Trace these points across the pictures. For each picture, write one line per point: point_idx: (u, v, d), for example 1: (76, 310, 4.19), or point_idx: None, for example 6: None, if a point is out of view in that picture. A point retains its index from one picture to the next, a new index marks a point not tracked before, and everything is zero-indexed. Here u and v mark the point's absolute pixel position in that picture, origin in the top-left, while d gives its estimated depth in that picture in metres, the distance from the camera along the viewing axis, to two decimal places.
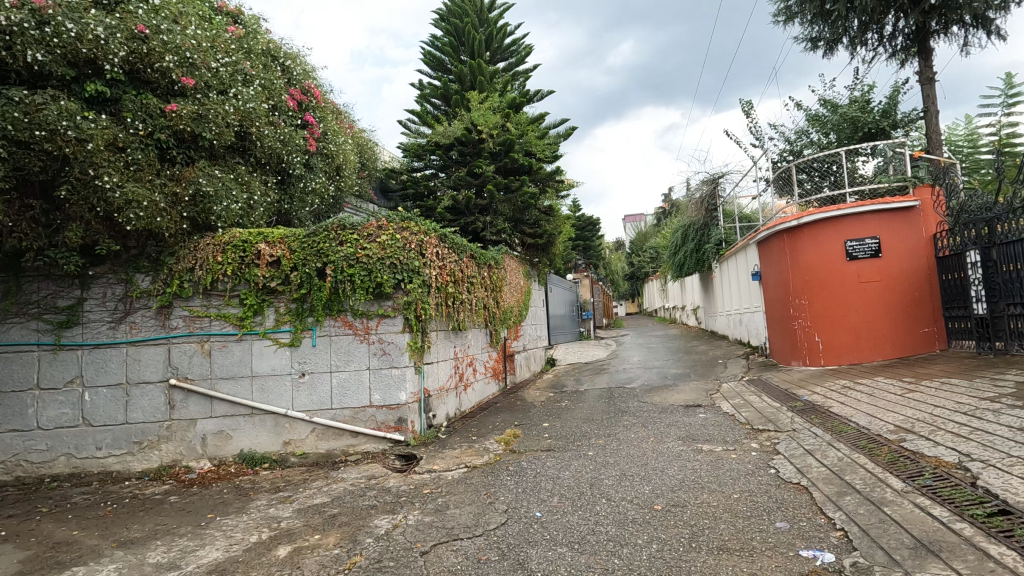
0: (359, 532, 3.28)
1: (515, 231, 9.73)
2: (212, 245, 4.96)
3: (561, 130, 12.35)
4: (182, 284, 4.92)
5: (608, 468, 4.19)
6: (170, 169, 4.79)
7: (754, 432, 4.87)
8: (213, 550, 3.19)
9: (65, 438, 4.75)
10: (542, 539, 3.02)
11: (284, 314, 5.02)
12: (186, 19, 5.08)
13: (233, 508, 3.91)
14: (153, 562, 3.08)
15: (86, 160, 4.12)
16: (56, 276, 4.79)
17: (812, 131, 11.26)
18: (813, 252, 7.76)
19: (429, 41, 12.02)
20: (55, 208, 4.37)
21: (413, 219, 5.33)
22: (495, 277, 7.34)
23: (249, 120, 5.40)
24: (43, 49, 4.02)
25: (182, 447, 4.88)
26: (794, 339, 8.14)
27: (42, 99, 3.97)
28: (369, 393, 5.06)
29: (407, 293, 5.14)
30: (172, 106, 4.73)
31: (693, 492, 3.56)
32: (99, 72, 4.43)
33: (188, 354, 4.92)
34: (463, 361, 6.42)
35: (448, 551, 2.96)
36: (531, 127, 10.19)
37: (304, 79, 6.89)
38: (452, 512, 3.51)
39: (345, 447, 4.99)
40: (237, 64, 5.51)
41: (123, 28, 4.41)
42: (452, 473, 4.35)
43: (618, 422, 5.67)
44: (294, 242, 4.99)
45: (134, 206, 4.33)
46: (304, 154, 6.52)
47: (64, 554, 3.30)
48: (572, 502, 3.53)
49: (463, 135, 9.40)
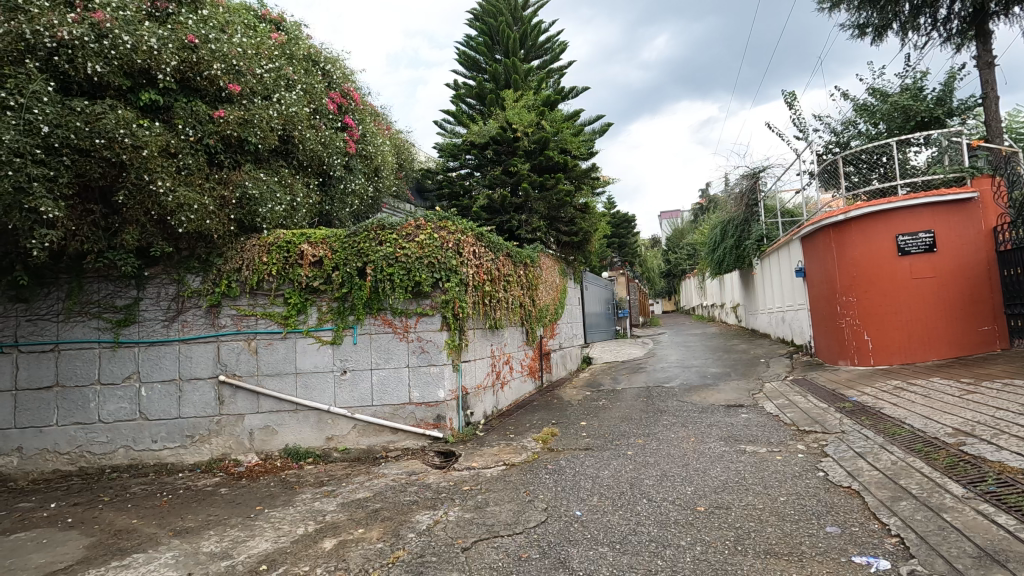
0: (401, 527, 3.34)
1: (550, 229, 9.70)
2: (258, 245, 5.11)
3: (597, 127, 12.23)
4: (229, 284, 5.09)
5: (648, 468, 4.13)
6: (218, 173, 4.97)
7: (801, 434, 4.72)
8: (262, 541, 3.30)
9: (124, 431, 4.99)
10: (582, 538, 3.00)
11: (326, 313, 5.14)
12: (232, 27, 5.27)
13: (280, 501, 4.03)
14: (207, 551, 3.20)
15: (142, 166, 4.31)
16: (114, 277, 5.04)
17: (860, 122, 10.82)
18: (862, 247, 7.45)
19: (464, 41, 12.07)
20: (113, 212, 4.59)
21: (450, 218, 5.38)
22: (531, 275, 7.33)
23: (292, 124, 5.55)
24: (102, 62, 4.25)
25: (231, 441, 5.07)
26: (841, 338, 7.86)
27: (101, 109, 4.18)
28: (409, 390, 5.15)
29: (445, 292, 5.20)
30: (219, 112, 4.89)
31: (737, 494, 3.48)
32: (152, 82, 4.63)
33: (236, 352, 5.10)
34: (500, 359, 6.45)
35: (489, 548, 2.98)
36: (566, 124, 10.14)
37: (343, 82, 7.00)
38: (492, 509, 3.52)
39: (386, 443, 5.09)
40: (280, 69, 5.67)
41: (175, 38, 4.60)
42: (491, 470, 4.38)
43: (658, 421, 5.59)
44: (335, 242, 5.11)
45: (186, 209, 4.53)
46: (344, 156, 6.63)
47: (125, 541, 3.47)
48: (612, 502, 3.50)
49: (498, 133, 9.43)
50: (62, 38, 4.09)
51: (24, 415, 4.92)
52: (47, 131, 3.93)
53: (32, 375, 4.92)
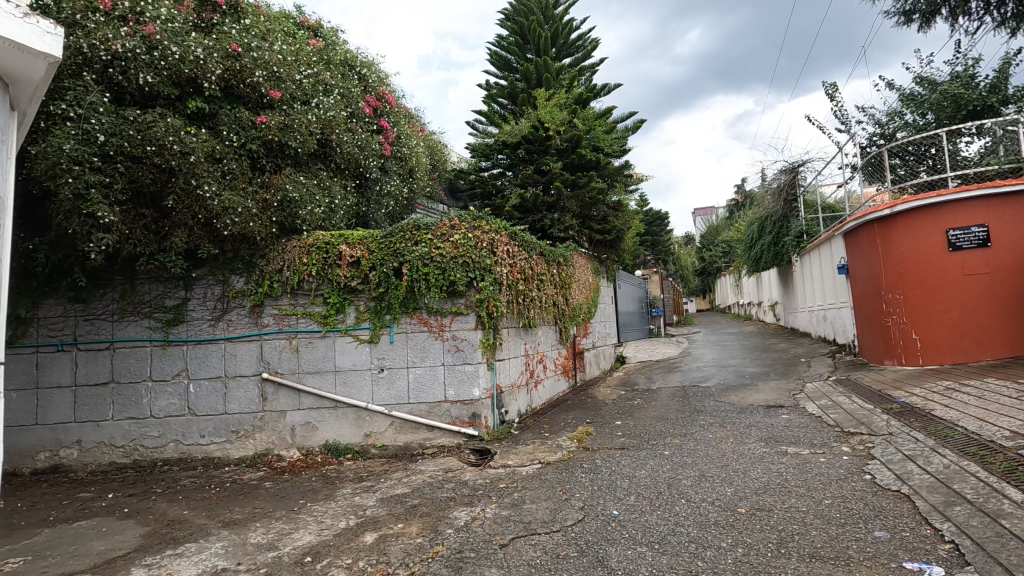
0: (439, 523, 3.38)
1: (583, 228, 9.67)
2: (298, 247, 5.26)
3: (629, 124, 12.08)
4: (272, 284, 5.24)
5: (686, 468, 4.08)
6: (261, 177, 5.13)
7: (845, 435, 4.59)
8: (306, 533, 3.39)
9: (174, 426, 5.21)
10: (621, 537, 2.99)
11: (364, 312, 5.25)
12: (273, 35, 5.43)
13: (322, 495, 4.14)
14: (254, 542, 3.31)
15: (189, 171, 4.49)
16: (164, 278, 5.26)
17: (906, 112, 10.41)
18: (909, 242, 7.18)
19: (495, 41, 12.10)
20: (163, 216, 4.79)
21: (484, 218, 5.42)
22: (564, 274, 7.32)
23: (330, 127, 5.65)
24: (152, 72, 4.47)
25: (274, 437, 5.22)
26: (887, 337, 7.59)
27: (152, 118, 4.38)
28: (444, 388, 5.21)
29: (479, 291, 5.24)
30: (262, 118, 5.05)
31: (779, 495, 3.40)
32: (199, 90, 4.82)
33: (278, 350, 5.26)
34: (534, 358, 6.47)
35: (527, 545, 3.00)
36: (598, 122, 10.08)
37: (379, 86, 7.11)
38: (529, 507, 3.54)
39: (422, 440, 5.17)
40: (318, 74, 5.80)
41: (219, 48, 4.78)
42: (527, 469, 4.39)
43: (695, 421, 5.50)
44: (372, 243, 5.22)
45: (230, 213, 4.68)
46: (380, 158, 6.72)
47: (178, 531, 3.62)
48: (650, 502, 3.47)
49: (530, 133, 9.44)
50: (116, 50, 4.34)
51: (83, 410, 5.18)
52: (103, 139, 4.17)
53: (89, 372, 5.18)
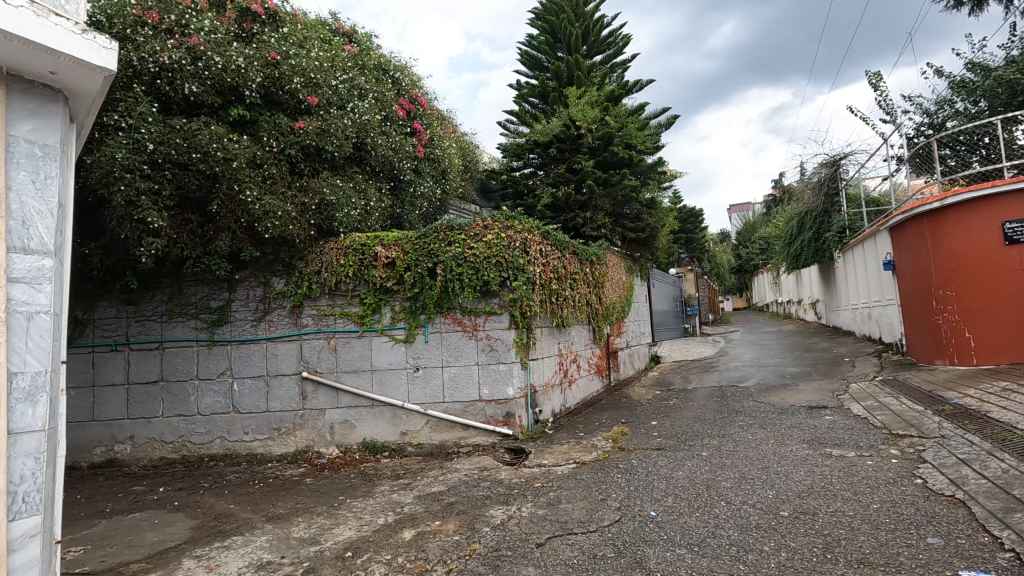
0: (476, 521, 3.41)
1: (615, 226, 9.55)
2: (336, 249, 5.37)
3: (663, 120, 11.89)
4: (310, 285, 5.37)
5: (726, 470, 4.00)
6: (299, 181, 5.26)
7: (894, 437, 4.42)
8: (347, 529, 3.47)
9: (219, 423, 5.39)
10: (659, 539, 2.96)
11: (399, 312, 5.33)
12: (310, 42, 5.56)
13: (361, 492, 4.23)
14: (297, 536, 3.41)
15: (232, 177, 4.65)
16: (209, 280, 5.45)
17: (957, 100, 9.94)
18: (961, 236, 6.86)
19: (526, 40, 12.09)
20: (208, 221, 4.98)
21: (517, 218, 5.42)
22: (597, 273, 7.26)
23: (365, 131, 5.74)
24: (197, 82, 4.65)
25: (314, 434, 5.35)
26: (937, 336, 7.27)
27: (196, 126, 4.55)
28: (479, 387, 5.25)
29: (513, 291, 5.25)
30: (300, 124, 5.18)
31: (824, 499, 3.30)
32: (240, 98, 4.99)
33: (317, 350, 5.38)
34: (568, 358, 6.45)
35: (564, 544, 2.99)
36: (630, 119, 9.97)
37: (412, 89, 7.18)
38: (565, 506, 3.53)
39: (457, 439, 5.21)
40: (353, 80, 5.90)
41: (259, 57, 4.93)
42: (562, 469, 4.37)
43: (734, 422, 5.38)
44: (407, 244, 5.30)
45: (271, 216, 4.82)
46: (413, 161, 6.77)
47: (225, 524, 3.76)
48: (689, 503, 3.42)
49: (562, 132, 9.40)
50: (164, 62, 4.53)
51: (135, 407, 5.42)
52: (152, 148, 4.37)
53: (141, 371, 5.42)
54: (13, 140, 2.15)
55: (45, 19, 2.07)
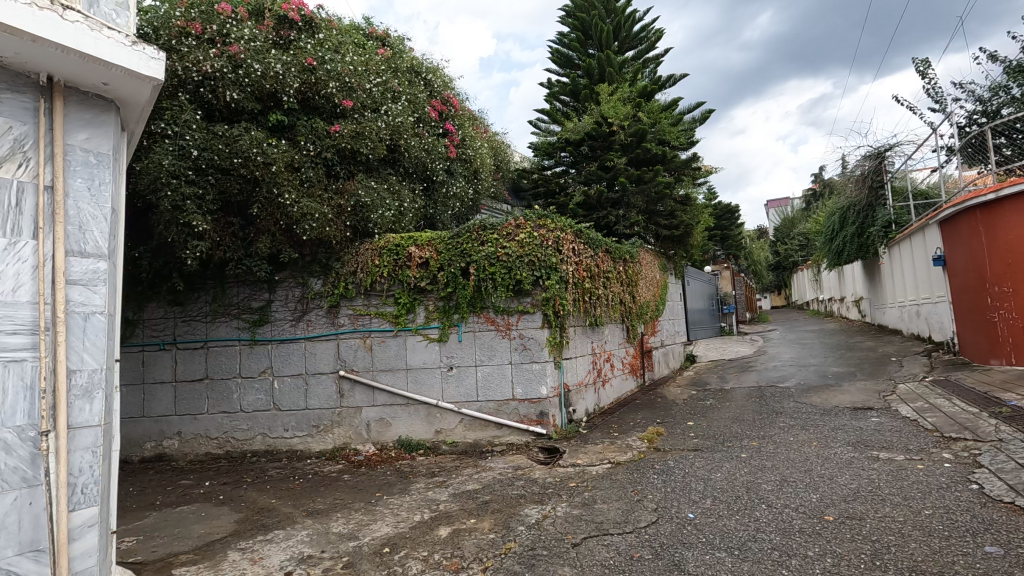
0: (511, 520, 3.42)
1: (649, 223, 9.40)
2: (371, 249, 5.46)
3: (697, 114, 11.66)
4: (347, 286, 5.47)
5: (767, 472, 3.90)
6: (336, 184, 5.37)
7: (946, 440, 4.23)
8: (384, 525, 3.53)
9: (261, 420, 5.55)
10: (697, 541, 2.90)
11: (433, 312, 5.38)
12: (345, 47, 5.67)
13: (397, 489, 4.29)
14: (336, 531, 3.48)
15: (272, 181, 4.80)
16: (250, 282, 5.62)
17: (1013, 86, 9.42)
18: (1016, 229, 6.49)
19: (556, 38, 12.04)
20: (249, 223, 5.13)
21: (549, 216, 5.41)
22: (631, 271, 7.17)
23: (398, 133, 5.79)
24: (237, 89, 4.82)
25: (351, 432, 5.45)
26: (993, 335, 6.91)
27: (237, 132, 4.73)
28: (512, 386, 5.26)
29: (545, 290, 5.23)
30: (335, 127, 5.29)
31: (872, 504, 3.18)
32: (279, 104, 5.15)
33: (354, 349, 5.48)
34: (602, 357, 6.40)
35: (600, 545, 2.97)
36: (663, 115, 9.82)
37: (444, 90, 7.24)
38: (600, 507, 3.50)
39: (491, 438, 5.24)
40: (386, 83, 5.98)
41: (296, 63, 5.07)
42: (596, 468, 4.34)
43: (773, 423, 5.24)
44: (440, 244, 5.35)
45: (308, 219, 4.93)
46: (446, 161, 6.80)
47: (267, 518, 3.86)
48: (728, 506, 3.35)
49: (594, 129, 9.32)
50: (206, 71, 4.72)
51: (182, 404, 5.63)
52: (196, 154, 4.56)
53: (187, 370, 5.63)
54: (70, 149, 2.26)
55: (100, 32, 2.16)
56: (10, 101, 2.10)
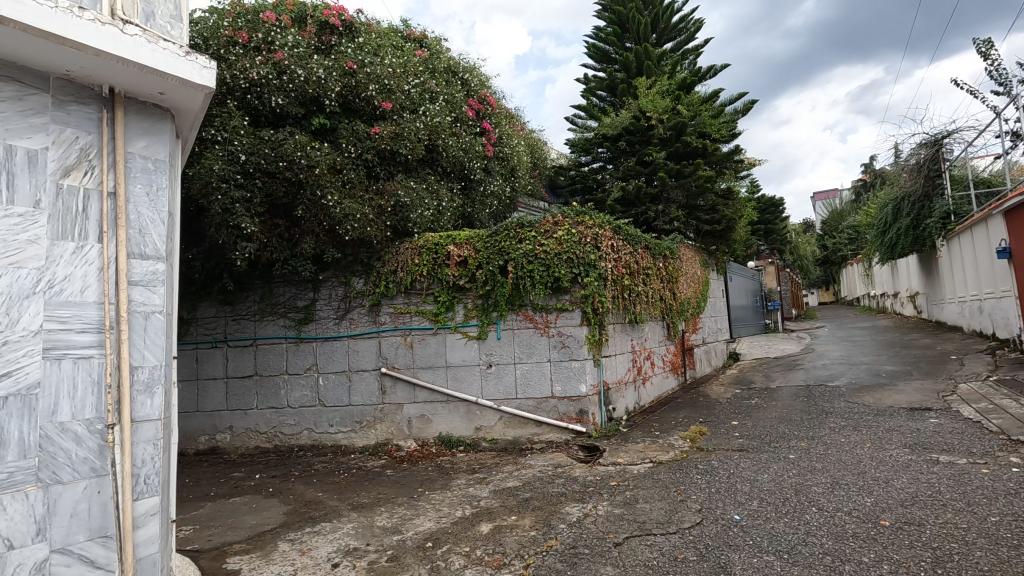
0: (552, 518, 3.41)
1: (689, 218, 9.20)
2: (410, 249, 5.54)
3: (739, 105, 11.34)
4: (387, 284, 5.56)
5: (816, 474, 3.77)
6: (376, 185, 5.47)
7: (1013, 444, 3.98)
8: (426, 520, 3.58)
9: (307, 415, 5.72)
10: (744, 544, 2.83)
11: (472, 310, 5.42)
12: (384, 49, 5.77)
13: (439, 485, 4.35)
14: (381, 525, 3.56)
15: (315, 183, 4.94)
16: (296, 282, 5.79)
17: None
18: None
19: (593, 32, 11.91)
20: (294, 225, 5.30)
21: (587, 213, 5.36)
22: (671, 268, 7.04)
23: (436, 133, 5.85)
24: (282, 94, 4.99)
25: (394, 428, 5.55)
26: None
27: (283, 136, 4.90)
28: (551, 384, 5.24)
29: (584, 287, 5.19)
30: (375, 129, 5.39)
31: (931, 509, 3.03)
32: (321, 108, 5.30)
33: (395, 347, 5.58)
34: (642, 355, 6.31)
35: (643, 545, 2.93)
36: (704, 106, 9.59)
37: (481, 89, 7.27)
38: (643, 506, 3.46)
39: (531, 435, 5.24)
40: (424, 84, 6.05)
41: (337, 67, 5.21)
42: (638, 468, 4.29)
43: (823, 423, 5.06)
44: (478, 242, 5.38)
45: (351, 219, 5.04)
46: (483, 160, 6.82)
47: (315, 511, 3.98)
48: (776, 508, 3.25)
49: (632, 124, 9.17)
50: (253, 78, 4.90)
51: (233, 399, 5.86)
52: (244, 159, 4.75)
53: (237, 366, 5.86)
54: (131, 156, 2.37)
55: (156, 44, 2.26)
56: (76, 113, 2.23)
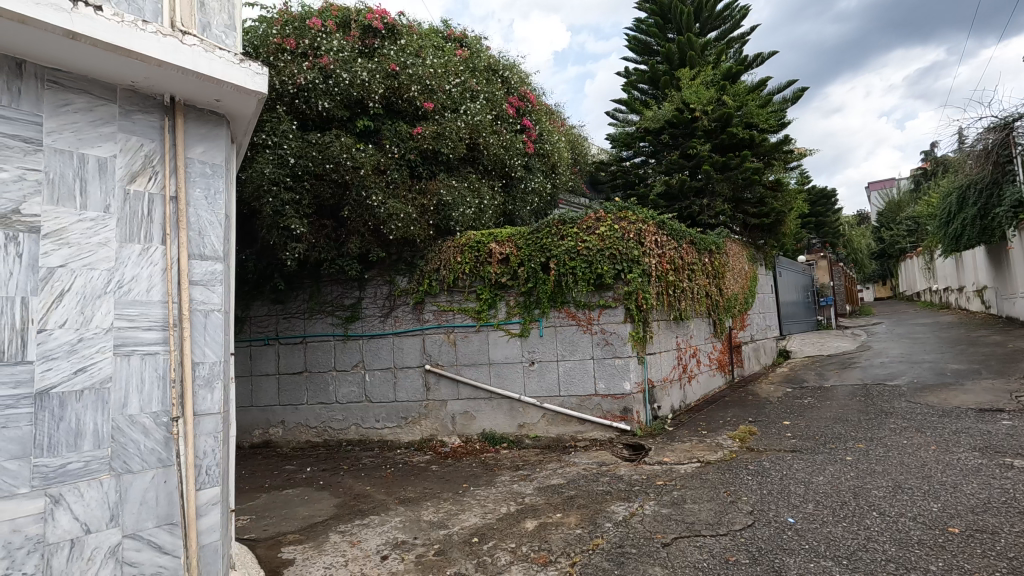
0: (598, 516, 3.38)
1: (736, 212, 8.94)
2: (453, 247, 5.59)
3: (788, 94, 10.92)
4: (431, 283, 5.64)
5: (876, 477, 3.60)
6: (419, 184, 5.55)
7: None
8: (472, 515, 3.61)
9: (354, 411, 5.86)
10: (800, 548, 2.73)
11: (514, 307, 5.43)
12: (425, 50, 5.83)
13: (483, 481, 4.38)
14: (428, 519, 3.61)
15: (361, 184, 5.06)
16: (342, 280, 5.94)
17: None
18: None
19: (634, 25, 11.70)
20: (341, 225, 5.44)
21: (630, 208, 5.27)
22: (717, 263, 6.86)
23: (477, 132, 5.88)
24: (328, 98, 5.14)
25: (438, 424, 5.63)
26: None
27: (329, 139, 5.04)
28: (595, 382, 5.19)
29: (628, 283, 5.12)
30: (418, 129, 5.46)
31: (1005, 516, 2.84)
32: (365, 110, 5.41)
33: (438, 344, 5.65)
34: (687, 353, 6.17)
35: (692, 546, 2.87)
36: (751, 96, 9.26)
37: (521, 86, 7.26)
38: (691, 507, 3.39)
39: (574, 433, 5.21)
40: (465, 83, 6.09)
41: (381, 69, 5.31)
42: (685, 467, 4.20)
43: (883, 424, 4.82)
44: (520, 239, 5.38)
45: (394, 219, 5.13)
46: (524, 157, 6.80)
47: (364, 504, 4.08)
48: (832, 511, 3.12)
49: (675, 116, 8.98)
50: (300, 83, 5.06)
51: (285, 394, 6.07)
52: (293, 162, 4.92)
53: (288, 363, 6.06)
54: (190, 162, 2.49)
55: (212, 53, 2.36)
56: (141, 122, 2.35)
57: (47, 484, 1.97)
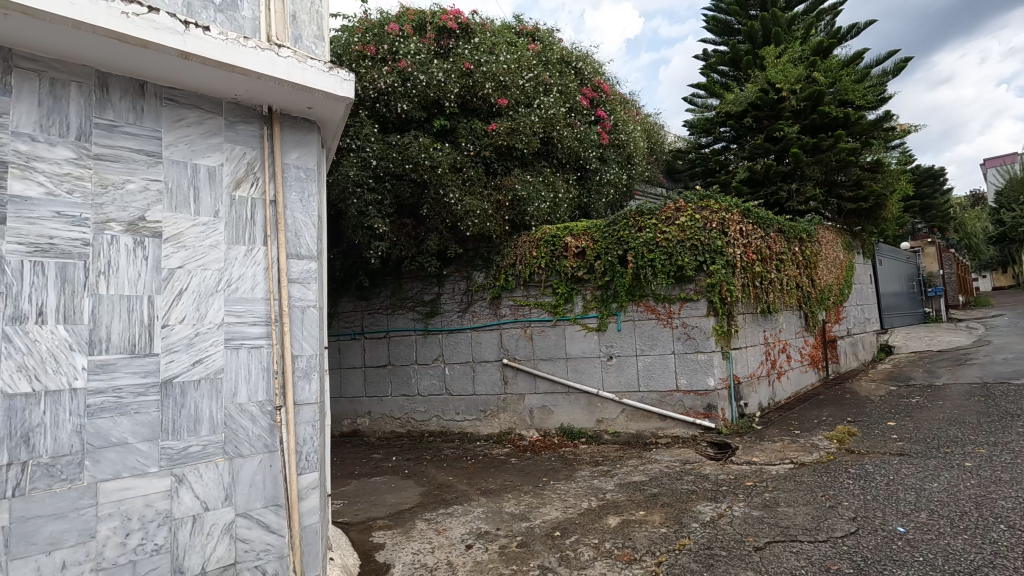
0: (683, 515, 3.28)
1: (828, 197, 8.34)
2: (528, 242, 5.60)
3: (889, 65, 10.00)
4: (507, 278, 5.67)
5: (1003, 487, 3.22)
6: (495, 180, 5.60)
7: None
8: (553, 509, 3.62)
9: (435, 403, 6.04)
10: (912, 560, 2.51)
11: (591, 302, 5.37)
12: (499, 46, 5.87)
13: (563, 475, 4.37)
14: (509, 511, 3.66)
15: (438, 182, 5.20)
16: (422, 277, 6.12)
17: None
18: None
19: (713, 4, 11.15)
20: (420, 223, 5.61)
21: (712, 197, 5.04)
22: (808, 252, 6.43)
23: (551, 126, 5.86)
24: (407, 100, 5.33)
25: (516, 417, 5.68)
26: None
27: (408, 141, 5.24)
28: (676, 377, 5.03)
29: (710, 275, 4.90)
30: (492, 126, 5.51)
31: None
32: (441, 110, 5.55)
33: (515, 338, 5.69)
34: (776, 348, 5.84)
35: (787, 551, 2.72)
36: (845, 70, 8.58)
37: (595, 76, 7.14)
38: (785, 510, 3.20)
39: (655, 430, 5.07)
40: (538, 77, 6.08)
41: (456, 69, 5.42)
42: (776, 468, 3.98)
43: (1008, 428, 4.31)
44: (596, 233, 5.30)
45: (470, 216, 5.22)
46: (599, 149, 6.69)
47: (447, 493, 4.19)
48: (950, 521, 2.84)
49: (759, 98, 8.47)
50: (381, 87, 5.31)
51: (371, 386, 6.37)
52: (375, 164, 5.17)
53: (374, 356, 6.36)
54: (287, 166, 2.65)
55: (304, 63, 2.49)
56: (244, 131, 2.53)
57: (173, 464, 2.18)
